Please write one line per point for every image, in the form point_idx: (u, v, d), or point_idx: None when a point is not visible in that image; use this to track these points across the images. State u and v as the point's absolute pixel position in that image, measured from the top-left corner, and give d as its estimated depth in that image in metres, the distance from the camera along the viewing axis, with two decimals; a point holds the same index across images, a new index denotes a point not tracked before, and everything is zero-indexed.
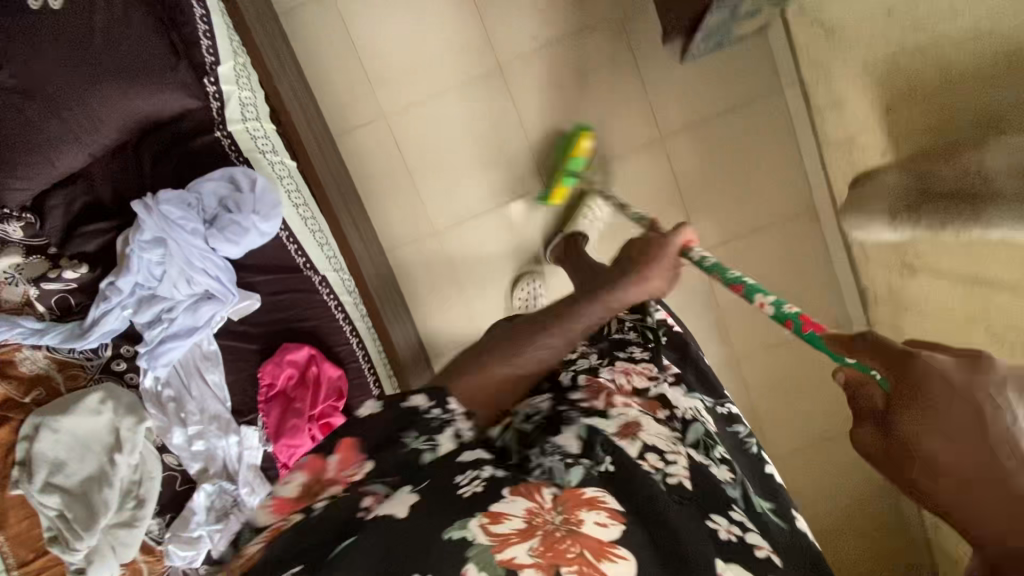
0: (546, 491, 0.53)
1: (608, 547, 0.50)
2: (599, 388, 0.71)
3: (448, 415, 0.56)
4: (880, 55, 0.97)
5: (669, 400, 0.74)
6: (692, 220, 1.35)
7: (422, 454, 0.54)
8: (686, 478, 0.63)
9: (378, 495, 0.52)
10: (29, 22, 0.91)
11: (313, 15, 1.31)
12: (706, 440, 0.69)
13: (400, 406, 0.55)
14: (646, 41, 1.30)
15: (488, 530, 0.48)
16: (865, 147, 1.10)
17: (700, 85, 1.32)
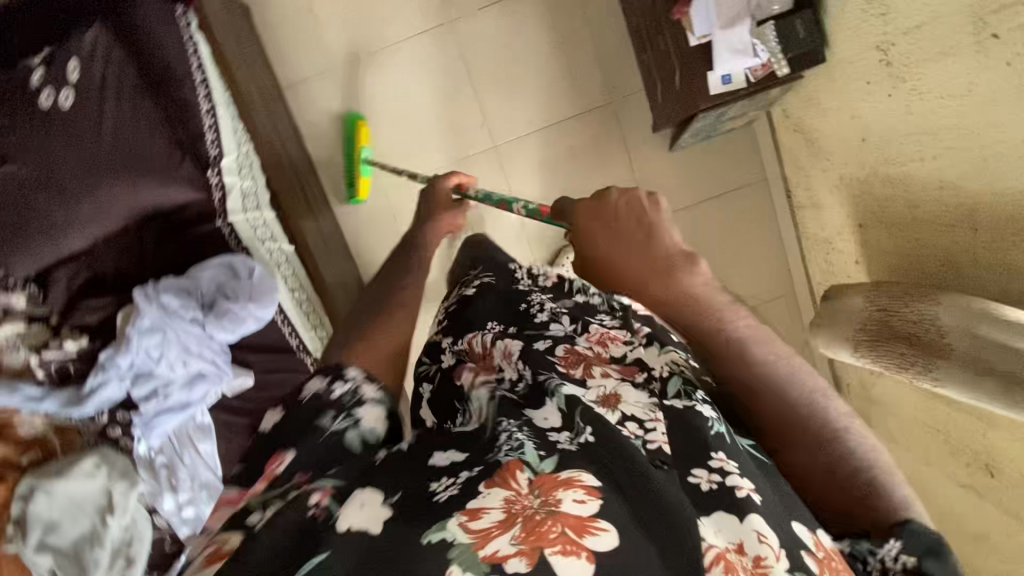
0: (522, 475, 0.45)
1: (589, 521, 0.41)
2: (578, 358, 0.63)
3: (349, 381, 0.55)
4: (856, 175, 1.03)
5: (645, 362, 0.61)
6: None
7: (344, 431, 0.50)
8: (667, 444, 0.51)
9: (327, 490, 0.45)
10: (42, 121, 0.96)
11: (316, 89, 1.36)
12: (690, 387, 0.56)
13: (302, 399, 0.54)
14: (638, 128, 1.35)
15: (467, 528, 0.40)
16: (841, 251, 1.16)
17: (687, 170, 1.36)
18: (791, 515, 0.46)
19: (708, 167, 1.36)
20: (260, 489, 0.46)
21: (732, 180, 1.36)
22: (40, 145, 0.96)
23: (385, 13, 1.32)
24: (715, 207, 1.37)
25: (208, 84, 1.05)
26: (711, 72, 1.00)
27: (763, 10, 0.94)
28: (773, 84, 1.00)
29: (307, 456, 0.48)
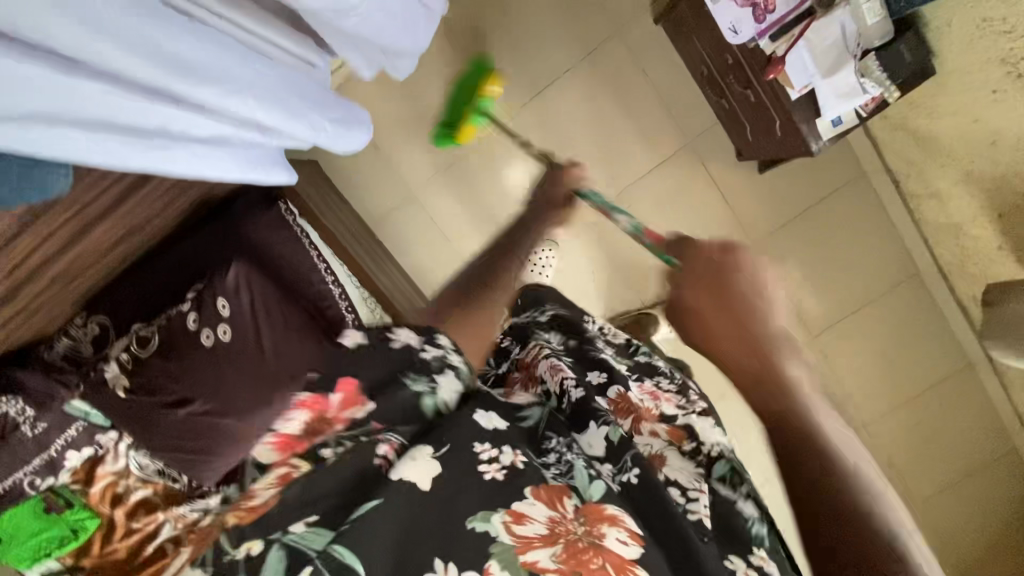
0: (569, 501, 0.51)
1: (629, 566, 0.46)
2: (629, 407, 0.76)
3: (438, 347, 0.75)
4: (988, 171, 0.99)
5: (698, 433, 0.73)
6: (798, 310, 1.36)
7: (421, 394, 0.67)
8: (707, 516, 0.57)
9: (392, 444, 0.57)
10: (210, 358, 1.02)
11: (398, 218, 1.39)
12: (735, 475, 0.64)
13: (393, 346, 0.76)
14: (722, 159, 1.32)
15: (511, 530, 0.46)
16: (977, 238, 1.12)
17: (783, 187, 1.34)
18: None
19: (802, 176, 1.33)
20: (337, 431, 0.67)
21: (829, 183, 1.31)
22: (215, 377, 1.02)
23: None
24: (818, 213, 1.33)
25: (331, 268, 1.13)
26: (820, 117, 0.98)
27: (867, 42, 0.90)
28: (886, 107, 0.97)
29: (379, 410, 0.66)
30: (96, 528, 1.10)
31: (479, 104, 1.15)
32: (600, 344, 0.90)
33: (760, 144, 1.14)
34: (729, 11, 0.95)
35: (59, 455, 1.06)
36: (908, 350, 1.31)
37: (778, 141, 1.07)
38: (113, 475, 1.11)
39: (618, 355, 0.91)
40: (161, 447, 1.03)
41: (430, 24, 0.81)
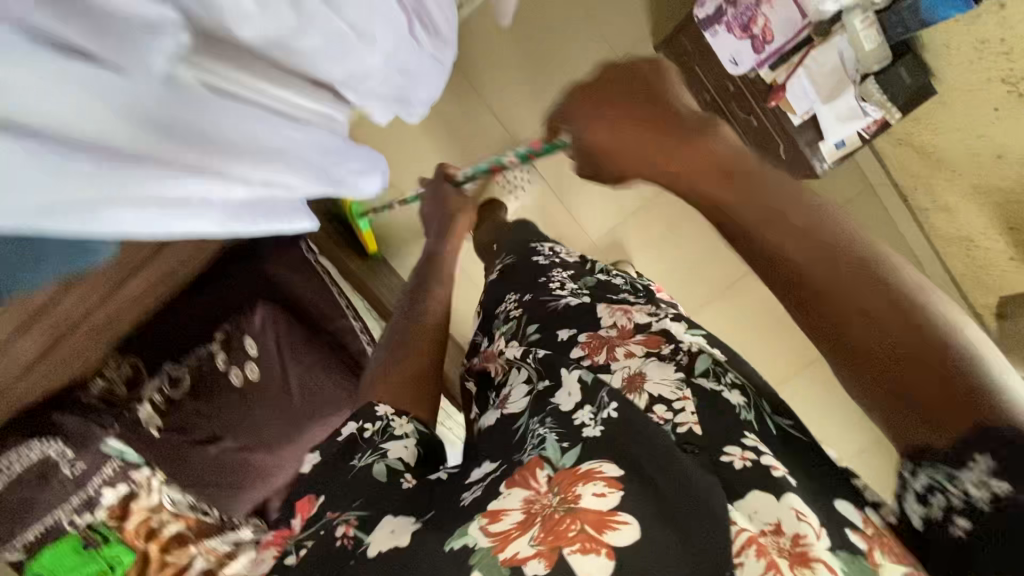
0: (541, 474, 0.49)
1: (608, 517, 0.45)
2: (601, 343, 0.72)
3: (381, 420, 0.61)
4: (994, 186, 1.01)
5: (672, 334, 0.70)
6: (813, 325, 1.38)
7: (369, 465, 0.56)
8: (696, 423, 0.56)
9: (350, 521, 0.51)
10: (234, 396, 1.07)
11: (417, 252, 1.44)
12: (717, 367, 0.63)
13: (337, 440, 0.60)
14: None
15: (487, 532, 0.46)
16: (989, 249, 1.13)
17: None
18: (829, 496, 0.48)
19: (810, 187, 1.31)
20: (299, 526, 0.53)
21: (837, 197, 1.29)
22: (241, 414, 1.07)
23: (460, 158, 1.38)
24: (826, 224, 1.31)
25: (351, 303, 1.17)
26: (822, 141, 1.00)
27: (867, 67, 0.91)
28: (886, 130, 0.98)
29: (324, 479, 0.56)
30: (131, 564, 1.00)
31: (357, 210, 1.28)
32: (557, 286, 0.88)
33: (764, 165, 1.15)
34: (728, 45, 0.98)
35: (96, 492, 0.98)
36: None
37: None
38: (146, 510, 1.02)
39: (573, 284, 0.89)
40: (190, 484, 1.06)
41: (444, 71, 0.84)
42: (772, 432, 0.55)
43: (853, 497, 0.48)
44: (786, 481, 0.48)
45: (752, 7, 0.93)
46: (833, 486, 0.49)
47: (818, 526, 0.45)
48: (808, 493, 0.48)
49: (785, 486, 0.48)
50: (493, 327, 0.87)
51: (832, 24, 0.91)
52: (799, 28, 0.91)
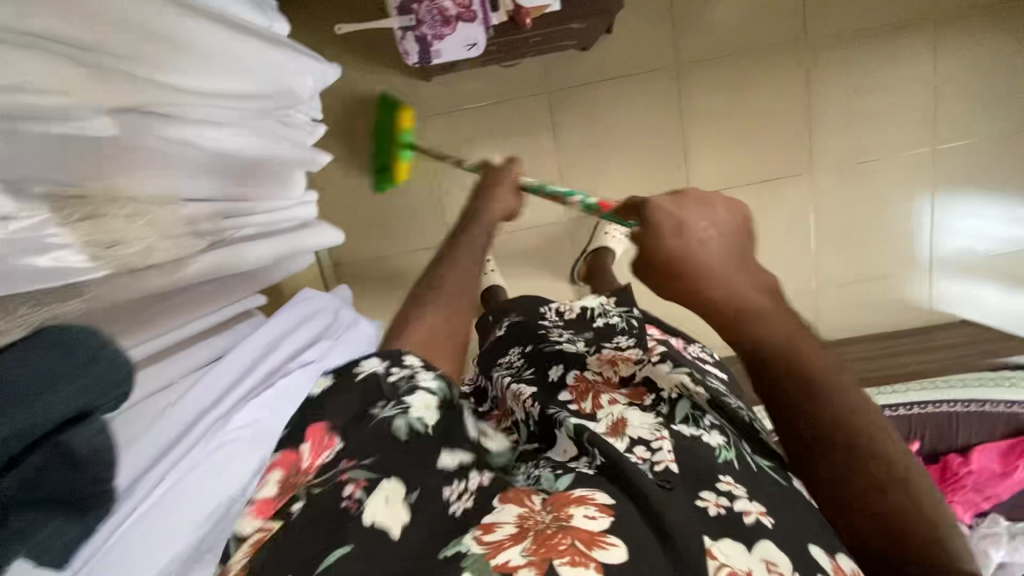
0: (535, 496, 0.51)
1: (599, 536, 0.46)
2: (585, 387, 0.77)
3: (409, 369, 0.55)
4: None
5: (653, 379, 0.76)
6: (764, 46, 1.30)
7: (391, 420, 0.51)
8: (672, 461, 0.59)
9: (357, 480, 0.47)
10: None
11: None
12: (694, 412, 0.68)
13: (357, 380, 0.55)
14: (578, 66, 1.29)
15: (479, 540, 0.45)
16: None
17: (636, 25, 1.28)
18: (804, 539, 0.52)
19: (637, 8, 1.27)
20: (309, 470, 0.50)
21: None
22: None
23: None
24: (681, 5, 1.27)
25: None
26: None
27: None
28: None
29: (370, 448, 0.50)
30: None
31: (404, 140, 1.08)
32: (554, 336, 0.93)
33: (584, 37, 1.10)
34: (452, 45, 0.94)
35: None
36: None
37: (592, 27, 1.05)
38: None
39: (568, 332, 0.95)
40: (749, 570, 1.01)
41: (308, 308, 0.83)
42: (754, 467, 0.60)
43: (824, 543, 0.52)
44: (765, 525, 0.52)
45: (430, 5, 0.91)
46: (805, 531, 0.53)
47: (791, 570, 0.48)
48: (785, 538, 0.52)
49: (762, 532, 0.51)
50: (497, 374, 0.89)
51: None
52: None
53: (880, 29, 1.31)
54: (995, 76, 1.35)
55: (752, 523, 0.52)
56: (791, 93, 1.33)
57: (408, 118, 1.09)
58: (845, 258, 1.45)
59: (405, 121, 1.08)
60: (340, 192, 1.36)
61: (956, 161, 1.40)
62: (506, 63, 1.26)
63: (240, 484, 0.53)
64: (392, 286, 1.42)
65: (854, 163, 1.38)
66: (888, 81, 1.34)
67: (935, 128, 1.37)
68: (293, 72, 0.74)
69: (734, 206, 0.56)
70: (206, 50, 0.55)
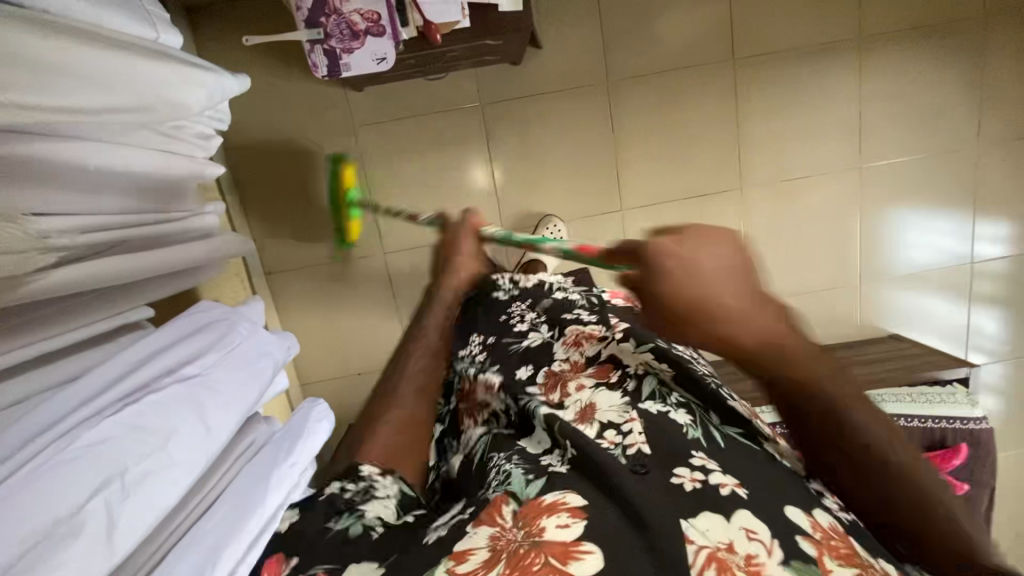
0: (507, 509, 0.58)
1: (573, 547, 0.50)
2: (556, 380, 0.79)
3: (365, 484, 0.66)
4: None
5: (619, 356, 0.79)
6: (693, 64, 1.32)
7: (349, 529, 0.62)
8: (643, 444, 0.63)
9: (325, 572, 0.55)
10: None
11: None
12: (661, 388, 0.72)
13: (320, 500, 0.67)
14: (510, 80, 1.31)
15: (454, 571, 0.51)
16: None
17: (567, 41, 1.30)
18: (780, 499, 0.53)
19: (568, 23, 1.29)
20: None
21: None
22: None
23: (378, 314, 1.45)
24: (610, 20, 1.29)
25: None
26: (499, 6, 0.94)
27: None
28: None
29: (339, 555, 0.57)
30: None
31: (352, 201, 1.28)
32: (517, 322, 0.95)
33: (507, 54, 1.11)
34: (361, 58, 0.94)
35: None
36: (777, 13, 1.31)
37: (510, 45, 1.05)
38: None
39: (530, 313, 0.96)
40: None
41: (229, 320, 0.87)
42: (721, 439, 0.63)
43: (800, 503, 0.53)
44: (739, 495, 0.53)
45: (338, 18, 0.92)
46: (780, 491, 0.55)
47: (769, 535, 0.49)
48: (761, 502, 0.53)
49: (738, 502, 0.53)
50: (459, 367, 0.89)
51: None
52: None
53: (808, 47, 1.33)
54: (920, 96, 1.38)
55: (727, 493, 0.54)
56: (720, 109, 1.35)
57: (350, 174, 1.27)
58: (777, 273, 1.47)
59: (349, 174, 1.26)
60: (272, 198, 1.35)
61: (882, 179, 1.43)
62: (433, 76, 1.26)
63: (80, 498, 0.54)
64: (326, 293, 1.42)
65: (783, 180, 1.41)
66: (817, 98, 1.36)
67: (862, 147, 1.40)
68: (182, 86, 0.75)
69: (723, 236, 0.44)
70: (74, 68, 0.57)
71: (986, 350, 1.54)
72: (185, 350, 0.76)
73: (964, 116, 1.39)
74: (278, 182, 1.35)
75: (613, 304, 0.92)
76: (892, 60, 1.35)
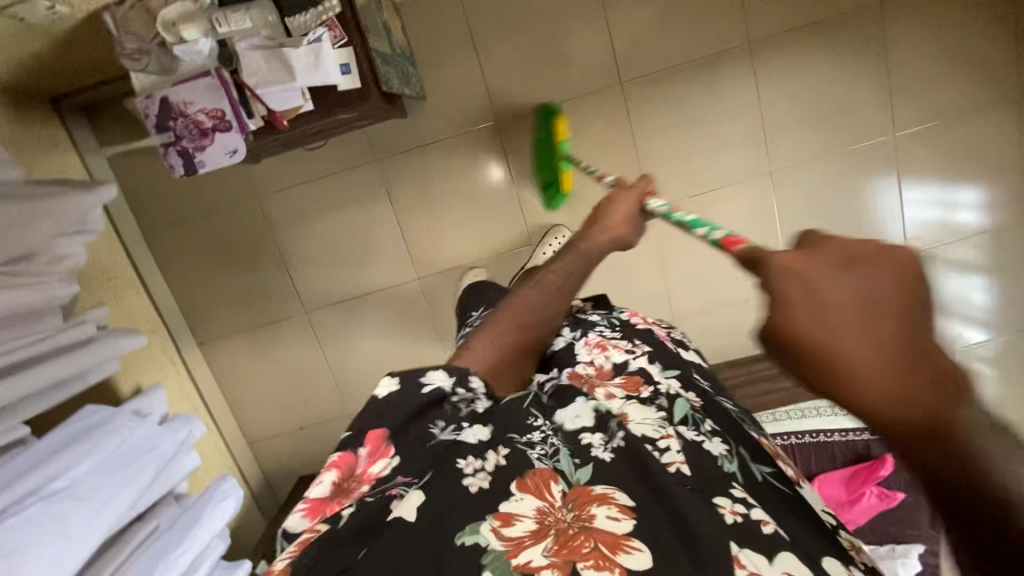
0: (555, 487, 0.54)
1: (623, 541, 0.48)
2: (584, 381, 0.77)
3: (471, 394, 0.64)
4: None
5: (648, 373, 0.77)
6: (581, 93, 1.32)
7: (444, 442, 0.58)
8: (683, 462, 0.58)
9: (399, 491, 0.54)
10: None
11: None
12: (694, 415, 0.67)
13: (423, 394, 0.61)
14: (400, 133, 1.33)
15: (500, 534, 0.49)
16: None
17: (452, 87, 1.31)
18: (819, 551, 0.51)
19: (450, 71, 1.30)
20: (363, 481, 0.56)
21: (466, 38, 1.29)
22: None
23: (306, 371, 1.49)
24: (488, 59, 1.30)
25: None
26: (339, 86, 0.96)
27: (275, 27, 0.91)
28: (353, 18, 0.93)
29: (417, 460, 0.57)
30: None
31: (564, 151, 1.25)
32: None
33: (383, 117, 1.12)
34: (213, 151, 0.99)
35: None
36: (660, 30, 1.29)
37: (371, 116, 1.07)
38: None
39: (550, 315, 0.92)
40: None
41: (118, 419, 0.93)
42: (759, 479, 0.58)
43: (837, 555, 0.52)
44: (781, 536, 0.50)
45: (186, 119, 0.97)
46: (815, 541, 0.52)
47: None
48: (800, 546, 0.50)
49: (780, 543, 0.49)
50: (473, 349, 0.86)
51: (227, 48, 0.93)
52: (220, 83, 0.94)
53: (694, 57, 1.30)
54: (823, 95, 1.33)
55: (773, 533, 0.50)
56: (616, 132, 1.34)
57: (563, 129, 1.25)
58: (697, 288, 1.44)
59: (563, 129, 1.24)
60: (195, 271, 1.41)
61: (797, 181, 1.39)
62: (314, 146, 1.30)
63: None
64: (255, 357, 1.47)
65: (690, 195, 1.38)
66: (713, 111, 1.33)
67: (770, 153, 1.37)
68: (38, 225, 0.83)
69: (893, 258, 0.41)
70: None
71: (974, 321, 1.44)
72: (67, 459, 0.82)
73: (875, 107, 1.34)
74: (194, 257, 1.40)
75: (637, 331, 0.91)
76: (789, 62, 1.31)
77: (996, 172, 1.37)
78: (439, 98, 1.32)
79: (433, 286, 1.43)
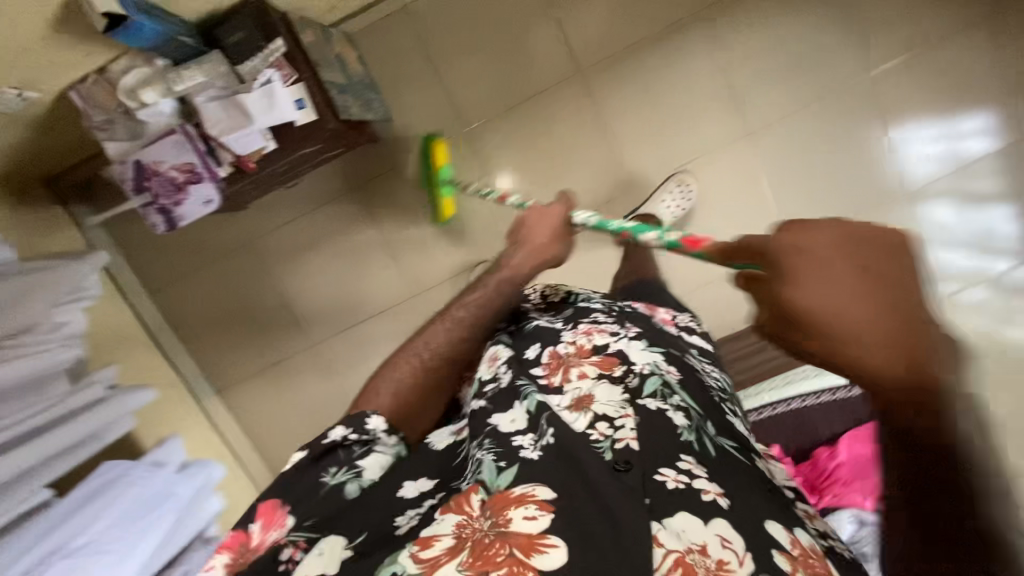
0: (474, 497, 0.55)
1: (537, 539, 0.50)
2: (557, 364, 0.76)
3: (370, 436, 0.68)
4: None
5: (625, 355, 0.77)
6: (544, 91, 1.32)
7: (344, 486, 0.63)
8: (632, 439, 0.64)
9: (297, 543, 0.57)
10: None
11: None
12: (663, 389, 0.70)
13: (322, 443, 0.66)
14: (373, 160, 1.36)
15: (416, 557, 0.51)
16: None
17: (418, 108, 1.34)
18: (762, 516, 0.56)
19: (413, 92, 1.33)
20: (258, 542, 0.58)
21: (424, 58, 1.32)
22: None
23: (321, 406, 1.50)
24: (448, 75, 1.32)
25: None
26: (296, 120, 0.99)
27: (228, 77, 0.96)
28: (300, 54, 0.98)
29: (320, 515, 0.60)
30: None
31: (442, 175, 1.30)
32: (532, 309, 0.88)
33: (351, 144, 1.14)
34: (192, 206, 1.06)
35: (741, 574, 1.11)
36: (612, 18, 1.29)
37: (339, 144, 1.09)
38: None
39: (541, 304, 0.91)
40: None
41: (132, 470, 0.97)
42: (712, 451, 0.64)
43: (781, 520, 0.57)
44: (719, 504, 0.56)
45: (161, 177, 1.02)
46: (762, 505, 0.58)
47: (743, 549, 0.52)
48: (740, 516, 0.55)
49: (716, 510, 0.56)
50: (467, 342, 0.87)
51: (188, 104, 0.98)
52: (187, 139, 0.98)
53: (649, 35, 1.30)
54: (790, 52, 1.31)
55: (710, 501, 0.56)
56: (584, 123, 1.34)
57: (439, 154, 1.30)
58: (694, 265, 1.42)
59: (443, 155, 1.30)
60: (201, 323, 1.46)
61: (779, 141, 1.36)
62: (292, 185, 1.34)
63: None
64: (271, 399, 1.51)
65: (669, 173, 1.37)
66: (678, 88, 1.32)
67: (745, 120, 1.34)
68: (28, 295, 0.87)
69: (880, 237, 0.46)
70: None
71: (1007, 253, 1.33)
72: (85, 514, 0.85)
73: (846, 56, 1.31)
74: (201, 311, 1.46)
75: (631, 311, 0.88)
76: (747, 25, 1.30)
77: (989, 94, 1.30)
78: (406, 120, 1.34)
79: (428, 304, 1.43)
